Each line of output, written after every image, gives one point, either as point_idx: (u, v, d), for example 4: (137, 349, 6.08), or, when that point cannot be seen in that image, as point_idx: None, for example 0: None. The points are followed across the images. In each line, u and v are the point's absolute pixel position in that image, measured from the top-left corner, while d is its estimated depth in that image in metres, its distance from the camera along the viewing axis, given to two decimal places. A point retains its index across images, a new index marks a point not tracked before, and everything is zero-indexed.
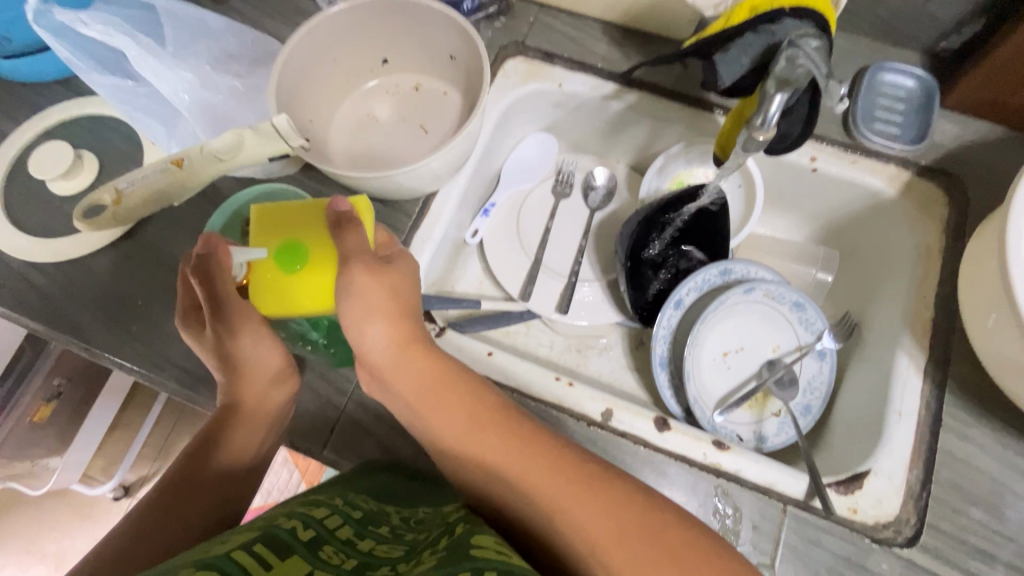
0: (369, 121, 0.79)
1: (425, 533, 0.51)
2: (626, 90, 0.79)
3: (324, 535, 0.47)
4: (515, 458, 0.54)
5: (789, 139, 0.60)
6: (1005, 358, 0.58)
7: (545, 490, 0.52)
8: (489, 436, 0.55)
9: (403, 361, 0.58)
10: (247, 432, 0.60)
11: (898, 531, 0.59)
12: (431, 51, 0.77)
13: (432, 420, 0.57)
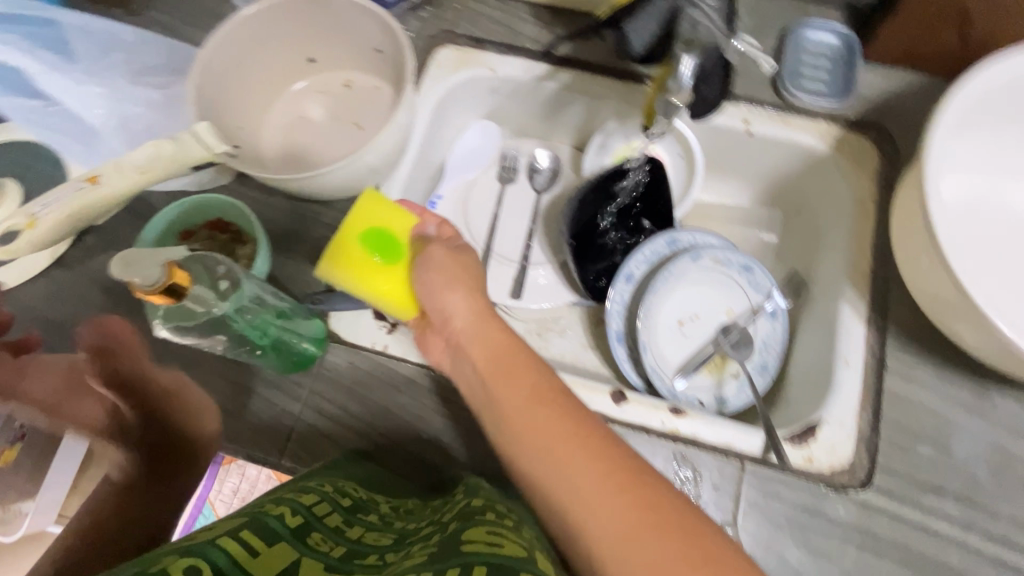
0: (301, 122, 0.78)
1: (415, 523, 0.52)
2: (558, 70, 0.79)
3: (312, 522, 0.47)
4: (545, 437, 0.53)
5: (710, 102, 0.60)
6: (936, 297, 0.60)
7: (583, 477, 0.49)
8: (533, 411, 0.55)
9: (481, 329, 0.61)
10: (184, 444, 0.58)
11: (852, 476, 0.61)
12: (357, 46, 0.75)
13: (497, 387, 0.57)
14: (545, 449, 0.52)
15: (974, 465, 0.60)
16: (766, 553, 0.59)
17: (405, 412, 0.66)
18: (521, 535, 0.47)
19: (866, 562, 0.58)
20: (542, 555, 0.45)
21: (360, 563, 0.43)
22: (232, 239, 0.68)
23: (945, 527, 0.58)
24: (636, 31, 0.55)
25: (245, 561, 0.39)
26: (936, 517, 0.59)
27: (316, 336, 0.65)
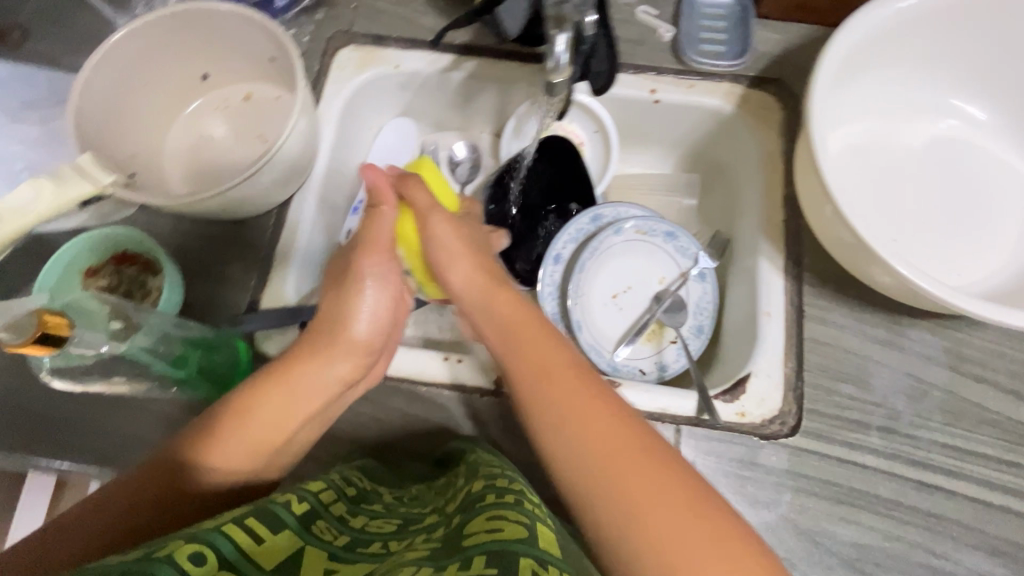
0: (204, 141, 0.75)
1: (419, 509, 0.55)
2: (462, 59, 0.79)
3: (319, 509, 0.48)
4: (576, 410, 0.50)
5: (602, 74, 0.62)
6: (840, 241, 0.62)
7: (602, 445, 0.47)
8: (562, 381, 0.52)
9: (490, 300, 0.60)
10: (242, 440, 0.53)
11: (783, 423, 0.62)
12: (250, 57, 0.73)
13: (519, 352, 0.55)
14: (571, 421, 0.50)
15: (894, 397, 0.63)
16: None
17: (343, 420, 0.65)
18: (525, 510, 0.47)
19: (803, 505, 0.60)
20: (547, 530, 0.45)
21: (364, 552, 0.45)
22: (141, 271, 0.66)
23: (873, 460, 0.61)
24: (508, 17, 0.67)
25: (246, 548, 0.40)
26: (864, 452, 0.61)
27: (239, 360, 0.63)
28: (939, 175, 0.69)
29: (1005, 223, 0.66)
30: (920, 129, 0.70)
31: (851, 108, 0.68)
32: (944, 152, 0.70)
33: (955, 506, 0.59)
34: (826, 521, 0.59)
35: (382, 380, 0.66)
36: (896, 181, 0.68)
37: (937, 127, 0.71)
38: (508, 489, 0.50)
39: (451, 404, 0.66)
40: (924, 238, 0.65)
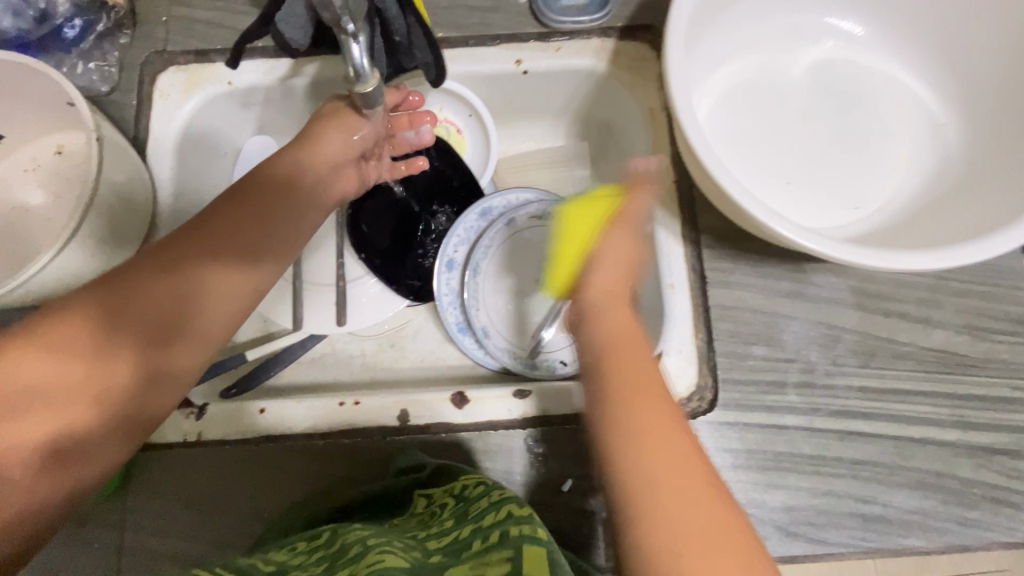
0: (19, 211, 0.65)
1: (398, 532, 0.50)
2: (301, 62, 0.69)
3: (288, 558, 0.47)
4: (639, 388, 0.38)
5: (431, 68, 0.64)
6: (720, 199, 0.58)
7: (653, 459, 0.34)
8: (628, 351, 0.40)
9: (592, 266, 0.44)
10: (198, 345, 0.51)
11: (701, 399, 0.60)
12: (44, 106, 0.62)
13: (607, 320, 0.41)
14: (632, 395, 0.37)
15: (807, 350, 0.61)
16: None
17: (243, 492, 0.60)
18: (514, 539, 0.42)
19: (729, 480, 0.58)
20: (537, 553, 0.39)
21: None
22: None
23: (793, 419, 0.59)
24: (287, 27, 0.61)
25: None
26: (784, 413, 0.59)
27: None
28: (823, 107, 0.64)
29: (893, 147, 0.63)
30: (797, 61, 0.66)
31: (719, 51, 0.63)
32: (825, 81, 0.66)
33: (879, 449, 0.58)
34: (755, 492, 0.57)
35: (274, 443, 0.61)
36: (779, 122, 0.64)
37: (814, 55, 0.66)
38: (496, 523, 0.45)
39: (360, 450, 0.61)
40: (814, 181, 0.62)
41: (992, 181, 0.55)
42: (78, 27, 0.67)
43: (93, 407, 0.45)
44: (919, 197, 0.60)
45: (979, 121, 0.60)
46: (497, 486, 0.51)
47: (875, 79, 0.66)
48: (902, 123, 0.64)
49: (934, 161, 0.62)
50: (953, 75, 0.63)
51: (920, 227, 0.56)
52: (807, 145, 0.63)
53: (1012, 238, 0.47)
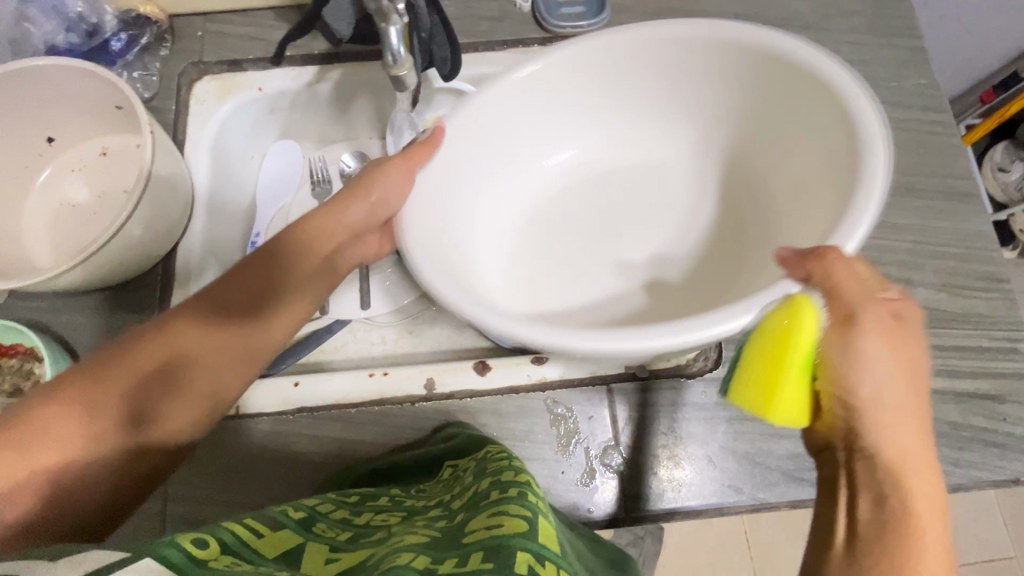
0: (65, 209, 0.70)
1: (424, 502, 0.53)
2: (326, 69, 0.76)
3: (315, 514, 0.48)
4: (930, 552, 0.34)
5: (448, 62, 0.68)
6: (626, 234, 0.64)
7: None
8: (924, 508, 0.36)
9: (886, 370, 0.39)
10: (185, 405, 0.51)
11: (706, 358, 0.64)
12: (95, 110, 0.68)
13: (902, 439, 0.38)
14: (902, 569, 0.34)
15: None
16: (653, 459, 0.62)
17: (282, 461, 0.64)
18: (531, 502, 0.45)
19: (736, 431, 0.63)
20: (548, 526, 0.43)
21: (365, 541, 0.45)
22: (25, 358, 0.62)
23: None
24: (333, 19, 0.68)
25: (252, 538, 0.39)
26: None
27: None
28: (634, 195, 0.66)
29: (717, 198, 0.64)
30: (535, 191, 0.67)
31: (450, 209, 0.60)
32: (597, 195, 0.67)
33: None
34: (760, 441, 0.62)
35: (309, 413, 0.65)
36: (615, 217, 0.65)
37: (553, 174, 0.68)
38: (514, 483, 0.48)
39: (390, 418, 0.65)
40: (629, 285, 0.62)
41: (806, 140, 0.57)
42: (124, 40, 0.73)
43: (87, 450, 0.47)
44: (752, 228, 0.61)
45: (778, 141, 0.60)
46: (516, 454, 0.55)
47: (666, 165, 0.66)
48: (691, 205, 0.65)
49: (761, 154, 0.62)
50: (728, 126, 0.64)
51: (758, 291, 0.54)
52: (605, 259, 0.63)
53: (866, 211, 0.48)
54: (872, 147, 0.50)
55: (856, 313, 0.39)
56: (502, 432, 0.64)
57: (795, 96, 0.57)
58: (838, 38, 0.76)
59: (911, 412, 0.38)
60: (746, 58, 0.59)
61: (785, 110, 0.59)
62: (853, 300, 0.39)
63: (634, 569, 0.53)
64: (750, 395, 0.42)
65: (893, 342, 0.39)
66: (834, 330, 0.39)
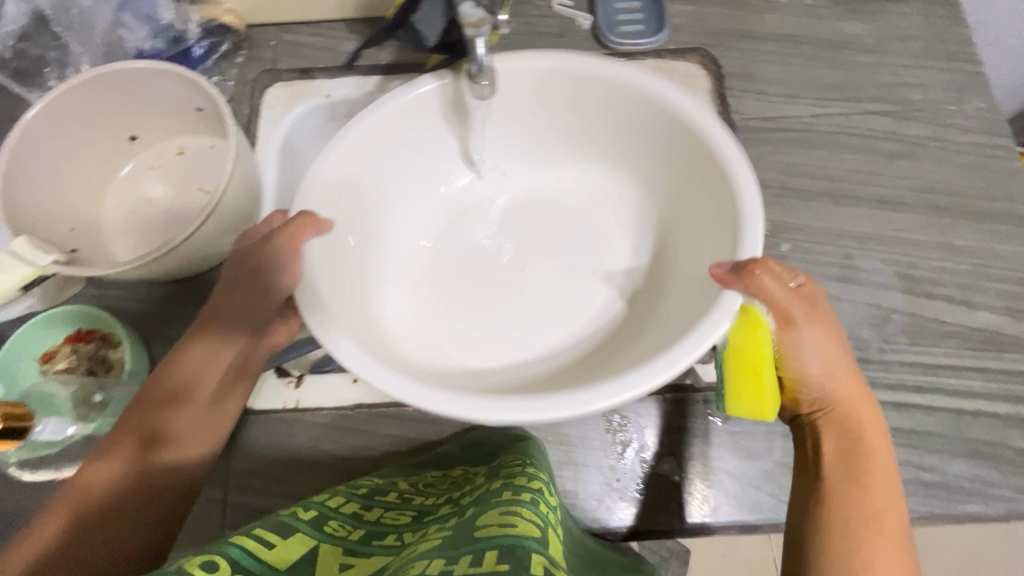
0: (142, 203, 0.73)
1: (432, 500, 0.54)
2: (390, 78, 0.78)
3: (327, 511, 0.49)
4: (866, 462, 0.52)
5: None
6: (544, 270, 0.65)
7: (878, 507, 0.49)
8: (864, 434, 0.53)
9: (828, 342, 0.53)
10: (187, 438, 0.54)
11: None
12: (177, 111, 0.71)
13: (845, 388, 0.54)
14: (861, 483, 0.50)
15: (858, 328, 0.66)
16: (707, 470, 0.62)
17: (336, 455, 0.65)
18: (540, 509, 0.45)
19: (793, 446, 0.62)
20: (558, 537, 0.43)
21: (377, 544, 0.46)
22: (100, 344, 0.63)
23: None
24: (425, 24, 0.72)
25: (262, 551, 0.40)
26: None
27: None
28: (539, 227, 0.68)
29: (616, 225, 0.67)
30: (438, 220, 0.69)
31: (354, 256, 0.59)
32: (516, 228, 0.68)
33: (934, 420, 0.62)
34: None
35: (366, 410, 0.66)
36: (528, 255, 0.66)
37: (446, 206, 0.70)
38: (527, 488, 0.48)
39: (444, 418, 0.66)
40: (552, 319, 0.63)
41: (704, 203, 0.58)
42: (205, 47, 0.76)
43: (101, 503, 0.49)
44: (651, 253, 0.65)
45: (646, 165, 0.65)
46: (530, 460, 0.55)
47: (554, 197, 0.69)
48: (591, 233, 0.67)
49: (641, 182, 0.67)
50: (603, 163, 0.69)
51: (669, 322, 0.55)
52: (524, 296, 0.64)
53: (746, 241, 0.50)
54: (739, 175, 0.53)
55: (791, 314, 0.51)
56: (554, 438, 0.64)
57: (653, 125, 0.61)
58: (896, 62, 0.76)
59: (842, 364, 0.54)
60: (608, 96, 0.62)
61: (651, 141, 0.63)
62: (787, 303, 0.51)
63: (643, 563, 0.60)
64: (739, 392, 0.53)
65: (822, 319, 0.54)
66: (783, 329, 0.51)
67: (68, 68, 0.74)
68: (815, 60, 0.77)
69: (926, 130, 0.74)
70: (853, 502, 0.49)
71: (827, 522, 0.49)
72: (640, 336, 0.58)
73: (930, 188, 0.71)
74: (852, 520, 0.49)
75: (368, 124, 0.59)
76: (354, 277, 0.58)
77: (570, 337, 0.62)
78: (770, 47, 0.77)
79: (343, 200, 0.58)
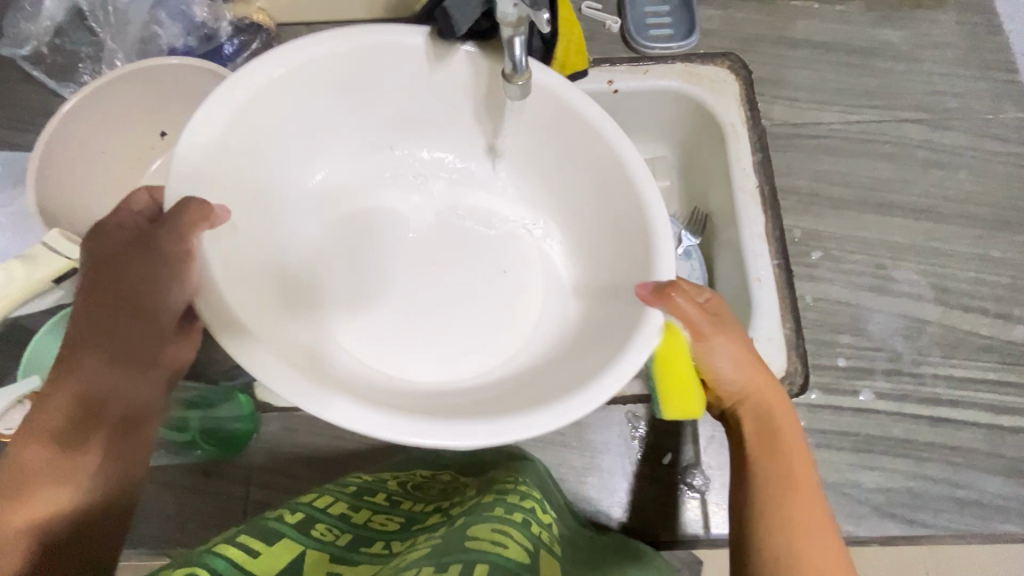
0: None
1: (422, 510, 0.54)
2: None
3: (316, 514, 0.47)
4: (786, 448, 0.47)
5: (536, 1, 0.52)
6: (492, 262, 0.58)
7: (798, 497, 0.45)
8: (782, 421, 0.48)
9: (736, 334, 0.49)
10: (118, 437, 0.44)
11: (792, 383, 0.62)
12: None
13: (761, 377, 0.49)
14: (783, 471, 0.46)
15: (890, 339, 0.65)
16: None
17: (358, 454, 0.65)
18: (531, 532, 0.45)
19: (824, 458, 0.61)
20: (551, 559, 0.43)
21: (366, 552, 0.44)
22: None
23: (882, 404, 0.62)
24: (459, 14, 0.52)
25: (249, 561, 0.38)
26: (874, 398, 0.62)
27: (243, 413, 0.63)
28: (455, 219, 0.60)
29: (519, 222, 0.61)
30: (329, 208, 0.59)
31: (253, 248, 0.51)
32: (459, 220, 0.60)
33: (967, 436, 0.61)
34: (848, 472, 0.60)
35: None
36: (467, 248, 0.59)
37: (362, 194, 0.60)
38: (519, 506, 0.47)
39: None
40: (473, 326, 0.55)
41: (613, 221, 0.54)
42: (236, 45, 0.76)
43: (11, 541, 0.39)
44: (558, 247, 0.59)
45: (559, 173, 0.58)
46: (520, 476, 0.54)
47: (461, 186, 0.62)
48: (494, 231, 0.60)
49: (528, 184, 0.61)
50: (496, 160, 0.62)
51: (604, 333, 0.48)
52: (444, 299, 0.56)
53: (660, 248, 0.48)
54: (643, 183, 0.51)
55: (702, 322, 0.46)
56: (579, 443, 0.63)
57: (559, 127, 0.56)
58: (930, 70, 0.75)
59: (753, 356, 0.49)
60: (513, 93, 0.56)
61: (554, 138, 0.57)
62: (696, 317, 0.46)
63: (633, 542, 0.56)
64: (672, 396, 0.50)
65: (724, 318, 0.49)
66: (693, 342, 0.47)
67: (101, 63, 0.74)
68: (847, 66, 0.76)
69: (962, 139, 0.72)
70: (778, 492, 0.45)
71: (760, 517, 0.44)
72: (572, 348, 0.51)
73: (966, 198, 0.70)
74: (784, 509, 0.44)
75: (256, 91, 0.51)
76: (258, 280, 0.49)
77: (494, 345, 0.54)
78: (801, 53, 0.76)
79: (220, 190, 0.48)
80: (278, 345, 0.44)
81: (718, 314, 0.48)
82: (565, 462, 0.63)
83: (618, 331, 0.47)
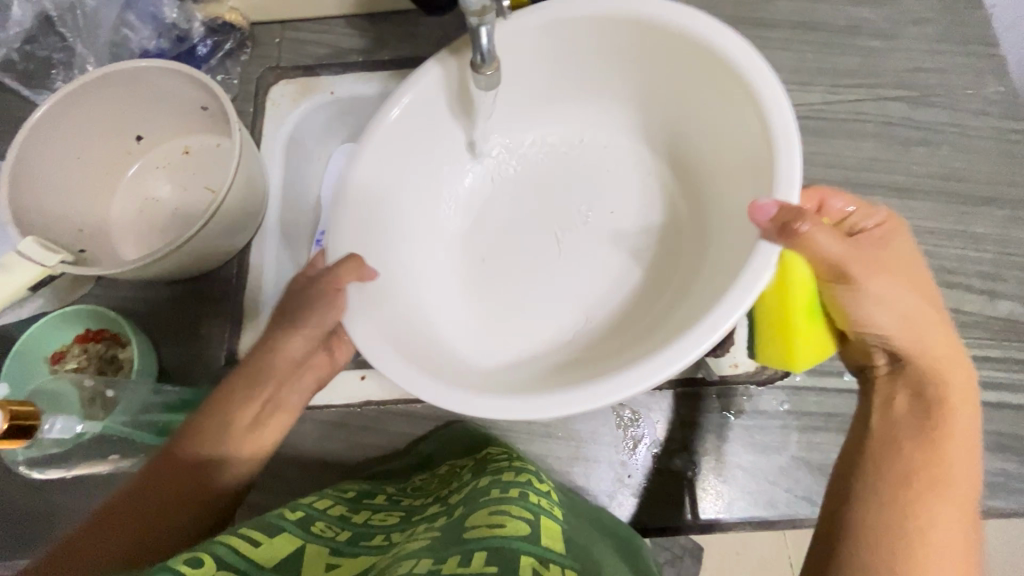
0: (149, 204, 0.73)
1: (421, 501, 0.53)
2: (393, 73, 0.76)
3: (315, 513, 0.47)
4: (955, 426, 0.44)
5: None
6: (635, 253, 0.60)
7: (936, 454, 0.43)
8: (955, 400, 0.45)
9: (907, 274, 0.45)
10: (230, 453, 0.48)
11: (775, 365, 0.63)
12: (184, 109, 0.71)
13: (937, 334, 0.45)
14: (895, 444, 0.44)
15: None
16: (722, 466, 0.61)
17: (345, 453, 0.65)
18: (530, 503, 0.44)
19: (810, 440, 0.61)
20: (549, 525, 0.42)
21: (366, 544, 0.43)
22: (109, 345, 0.63)
23: None
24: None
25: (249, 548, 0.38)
26: None
27: None
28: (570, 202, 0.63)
29: (625, 162, 0.63)
30: (461, 224, 0.64)
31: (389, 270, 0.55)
32: (573, 215, 0.62)
33: None
34: (835, 452, 0.61)
35: (375, 407, 0.66)
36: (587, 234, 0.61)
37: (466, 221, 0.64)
38: (515, 485, 0.47)
39: (453, 417, 0.65)
40: (592, 290, 0.59)
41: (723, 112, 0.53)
42: (209, 46, 0.76)
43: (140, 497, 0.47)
44: (677, 184, 0.61)
45: (645, 87, 0.61)
46: (516, 456, 0.54)
47: (574, 147, 0.65)
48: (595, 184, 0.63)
49: (660, 146, 0.62)
50: (609, 117, 0.64)
51: (722, 272, 0.49)
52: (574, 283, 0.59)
53: (781, 152, 0.45)
54: (726, 52, 0.50)
55: (848, 268, 0.43)
56: (565, 434, 0.63)
57: (639, 38, 0.56)
58: (910, 46, 0.75)
59: (924, 304, 0.45)
60: (586, 33, 0.57)
61: (654, 70, 0.58)
62: (838, 258, 0.43)
63: (630, 535, 0.52)
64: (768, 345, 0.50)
65: (889, 257, 0.45)
66: (836, 285, 0.44)
67: (74, 69, 0.74)
68: (826, 46, 0.75)
69: (944, 115, 0.72)
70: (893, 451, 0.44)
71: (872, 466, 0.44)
72: (699, 291, 0.52)
73: (950, 175, 0.70)
74: (901, 499, 0.42)
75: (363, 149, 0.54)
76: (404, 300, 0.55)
77: (590, 291, 0.59)
78: (781, 35, 0.76)
79: (357, 236, 0.52)
80: (390, 326, 0.50)
81: (875, 249, 0.45)
82: (552, 453, 0.63)
83: (733, 262, 0.47)
